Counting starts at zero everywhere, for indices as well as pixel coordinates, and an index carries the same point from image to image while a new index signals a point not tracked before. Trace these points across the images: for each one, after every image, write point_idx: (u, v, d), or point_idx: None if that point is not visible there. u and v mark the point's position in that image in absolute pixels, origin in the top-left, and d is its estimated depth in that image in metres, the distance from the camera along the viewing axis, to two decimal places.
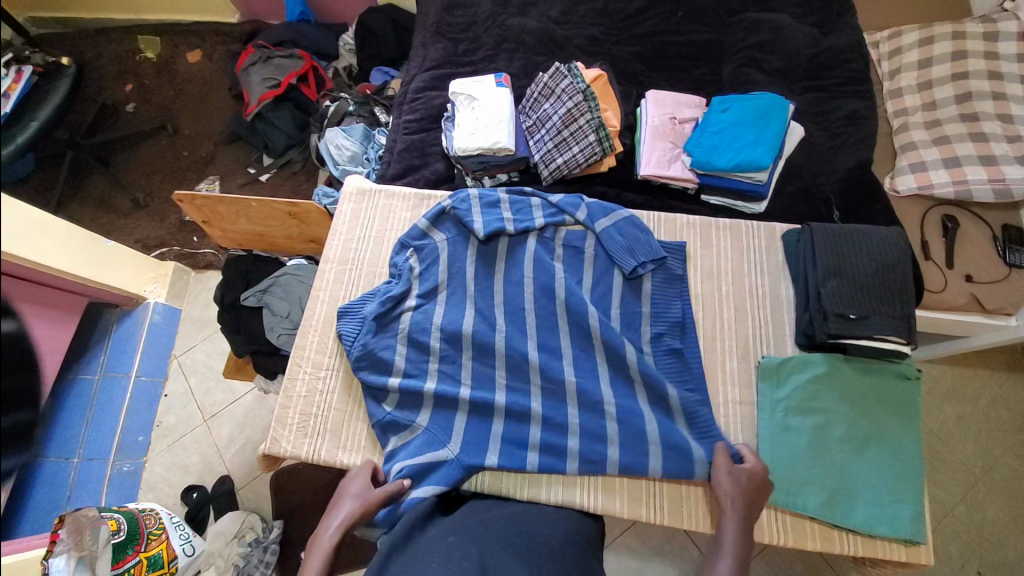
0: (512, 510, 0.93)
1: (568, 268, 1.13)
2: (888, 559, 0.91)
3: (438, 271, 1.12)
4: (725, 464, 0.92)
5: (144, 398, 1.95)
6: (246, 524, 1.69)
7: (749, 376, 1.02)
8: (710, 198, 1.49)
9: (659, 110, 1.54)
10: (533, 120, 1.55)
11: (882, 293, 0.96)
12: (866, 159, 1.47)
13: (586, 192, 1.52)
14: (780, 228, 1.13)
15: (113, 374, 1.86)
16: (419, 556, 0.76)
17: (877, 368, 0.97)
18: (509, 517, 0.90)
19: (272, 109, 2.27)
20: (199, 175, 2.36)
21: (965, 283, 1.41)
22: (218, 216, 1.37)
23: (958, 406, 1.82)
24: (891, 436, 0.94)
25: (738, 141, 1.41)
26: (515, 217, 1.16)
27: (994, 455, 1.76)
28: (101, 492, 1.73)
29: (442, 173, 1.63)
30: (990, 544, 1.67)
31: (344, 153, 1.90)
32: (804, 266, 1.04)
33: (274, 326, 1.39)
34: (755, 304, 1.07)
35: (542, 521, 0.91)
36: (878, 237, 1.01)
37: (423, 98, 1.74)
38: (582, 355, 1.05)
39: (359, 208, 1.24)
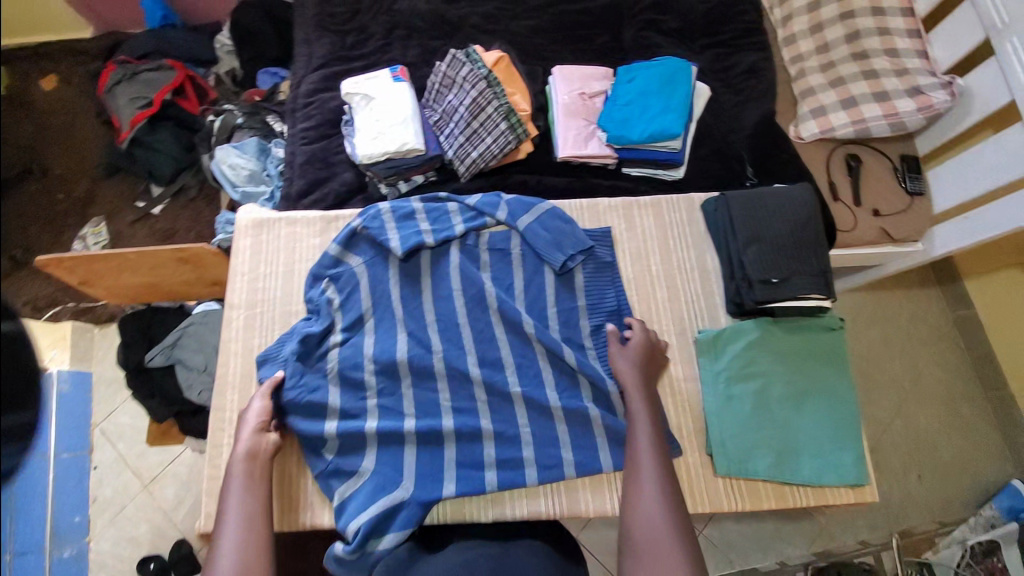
0: (490, 549, 0.88)
1: (498, 273, 1.07)
2: (837, 502, 0.96)
3: (362, 300, 1.03)
4: (616, 343, 0.98)
5: (71, 476, 1.73)
6: None
7: (690, 352, 1.02)
8: (631, 170, 1.47)
9: (567, 86, 1.49)
10: (439, 114, 1.45)
11: (800, 253, 0.98)
12: (770, 112, 1.50)
13: (507, 183, 1.45)
14: (699, 197, 1.13)
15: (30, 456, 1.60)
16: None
17: (806, 325, 1.00)
18: (491, 556, 0.85)
19: (148, 133, 2.03)
20: (80, 219, 2.11)
21: (874, 218, 1.49)
22: (97, 273, 1.20)
23: (882, 328, 1.95)
24: (827, 387, 0.98)
25: (649, 111, 1.40)
26: (433, 227, 1.09)
27: (919, 368, 1.91)
28: None
29: (352, 183, 1.51)
30: (923, 447, 1.83)
31: (241, 173, 1.73)
32: (726, 234, 1.05)
33: (193, 383, 1.26)
34: (686, 279, 1.07)
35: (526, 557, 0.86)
36: (790, 196, 1.02)
37: (317, 102, 1.60)
38: (525, 361, 1.02)
39: (258, 241, 1.12)
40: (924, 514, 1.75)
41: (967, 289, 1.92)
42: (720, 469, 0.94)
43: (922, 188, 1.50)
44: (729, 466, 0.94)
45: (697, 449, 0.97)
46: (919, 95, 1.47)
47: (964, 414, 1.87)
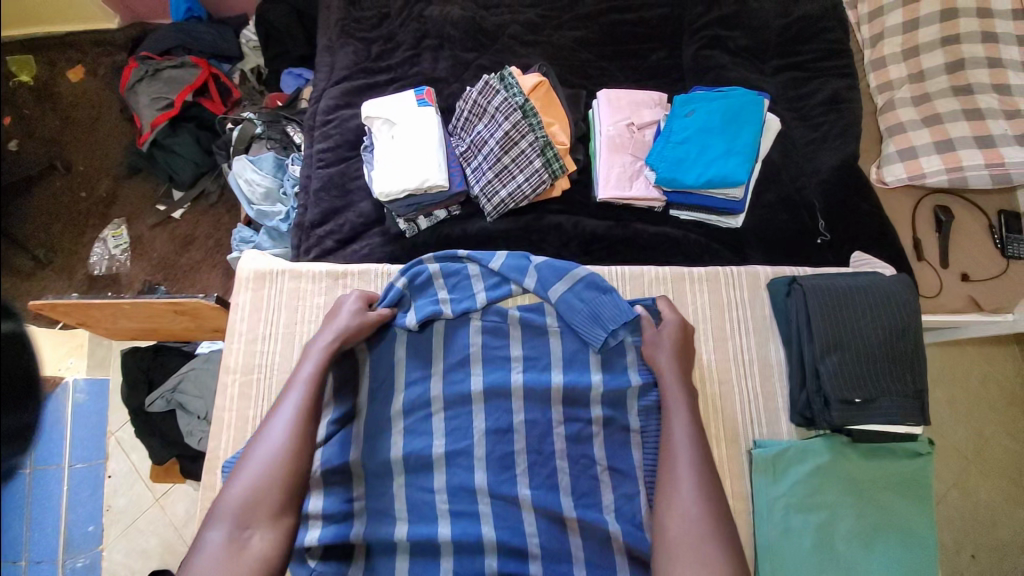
0: None
1: (532, 349, 0.94)
2: None
3: (361, 388, 0.93)
4: (649, 325, 0.91)
5: (85, 486, 1.68)
6: None
7: (740, 468, 0.86)
8: (680, 215, 1.30)
9: (614, 117, 1.31)
10: (467, 145, 1.30)
11: (890, 367, 0.82)
12: (851, 156, 1.29)
13: (539, 225, 1.30)
14: (765, 274, 0.96)
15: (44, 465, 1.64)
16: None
17: (885, 449, 0.84)
18: None
19: (169, 136, 1.93)
20: (102, 220, 2.05)
21: (962, 284, 1.27)
22: (94, 317, 1.14)
23: (945, 387, 1.73)
24: (903, 525, 0.82)
25: (708, 153, 1.20)
26: (452, 296, 0.98)
27: (985, 436, 1.68)
28: None
29: (370, 214, 1.39)
30: (981, 525, 1.63)
31: (256, 190, 1.62)
32: (797, 330, 0.88)
33: (193, 430, 1.20)
34: (741, 376, 0.90)
35: None
36: (880, 293, 0.85)
37: (337, 120, 1.46)
38: (541, 458, 0.89)
39: (260, 297, 1.02)
40: None
41: None
42: None
43: None
44: None
45: None
46: None
47: None
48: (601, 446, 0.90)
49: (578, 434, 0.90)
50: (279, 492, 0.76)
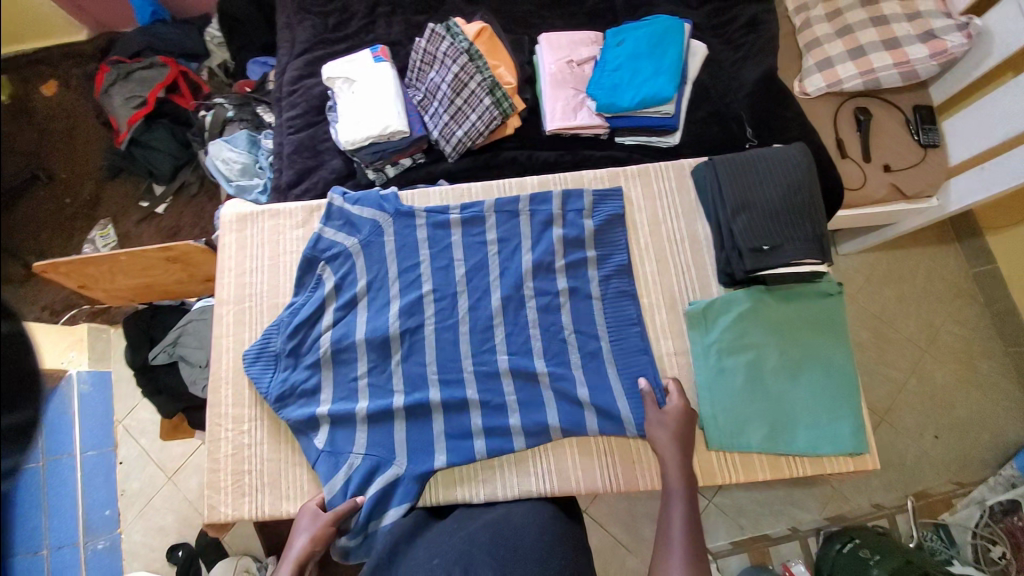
0: (500, 512, 0.91)
1: (503, 235, 1.07)
2: (836, 470, 0.94)
3: (357, 281, 1.06)
4: (652, 405, 0.93)
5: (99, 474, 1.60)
6: (240, 568, 1.44)
7: (680, 325, 1.00)
8: (625, 139, 1.40)
9: (554, 54, 1.42)
10: (423, 93, 1.41)
11: (793, 218, 0.95)
12: (773, 67, 1.42)
13: (496, 161, 1.41)
14: (689, 164, 1.08)
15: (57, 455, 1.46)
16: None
17: (802, 293, 0.96)
18: (494, 521, 0.88)
19: (145, 132, 1.94)
20: (88, 222, 2.02)
21: (885, 173, 1.40)
22: (93, 277, 1.26)
23: (896, 287, 1.75)
24: (822, 356, 0.95)
25: (639, 75, 1.32)
26: (428, 208, 1.10)
27: (935, 325, 1.72)
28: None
29: (340, 170, 1.49)
30: (939, 405, 1.66)
31: (233, 167, 1.71)
32: (717, 202, 1.00)
33: (196, 379, 1.27)
34: (676, 249, 1.04)
35: (527, 520, 0.88)
36: (782, 159, 0.99)
37: (301, 89, 1.56)
38: (518, 329, 1.01)
39: (242, 236, 1.13)
40: (941, 473, 1.59)
41: (989, 244, 1.71)
42: (711, 442, 0.92)
43: (939, 139, 1.41)
44: (722, 438, 0.92)
45: None
46: (931, 41, 1.38)
47: (983, 370, 1.69)
48: (568, 314, 1.01)
49: (543, 317, 1.01)
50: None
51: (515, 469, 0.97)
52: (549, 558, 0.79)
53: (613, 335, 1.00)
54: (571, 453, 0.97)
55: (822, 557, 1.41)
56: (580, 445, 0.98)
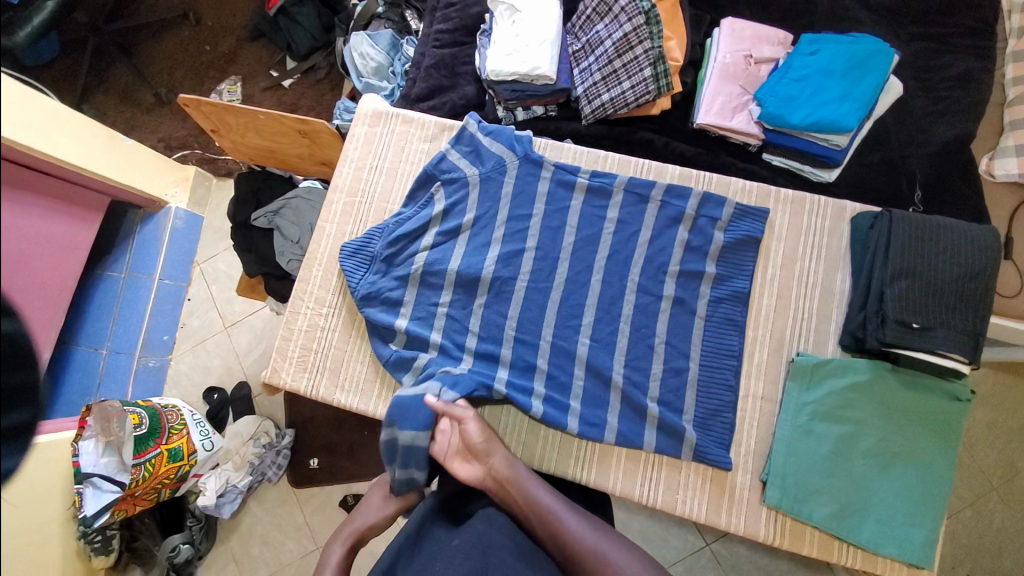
0: None
1: (624, 217, 1.01)
2: (886, 574, 0.88)
3: (466, 214, 1.04)
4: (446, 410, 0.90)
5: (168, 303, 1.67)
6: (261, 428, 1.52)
7: (777, 371, 0.95)
8: (773, 159, 1.29)
9: (733, 45, 1.28)
10: (581, 45, 1.33)
11: (957, 303, 0.86)
12: (968, 133, 1.24)
13: (630, 138, 1.33)
14: (851, 208, 0.99)
15: (138, 275, 1.59)
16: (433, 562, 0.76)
17: (928, 386, 0.88)
18: None
19: (295, 4, 1.83)
20: (220, 75, 1.92)
21: None
22: (226, 126, 1.32)
23: (990, 412, 1.51)
24: (922, 458, 0.87)
25: (821, 96, 1.19)
26: (557, 163, 1.05)
27: (1018, 469, 1.47)
28: (128, 383, 1.56)
29: (471, 98, 1.44)
30: (985, 547, 1.44)
31: (368, 63, 1.62)
32: (871, 258, 0.92)
33: (285, 251, 1.32)
34: (801, 293, 0.97)
35: None
36: (964, 238, 0.89)
37: (459, 5, 1.49)
38: (608, 318, 0.98)
39: (373, 132, 1.14)
40: None
41: None
42: (769, 500, 0.89)
43: None
44: (780, 499, 0.88)
45: (750, 470, 0.92)
46: None
47: None
48: (665, 322, 0.97)
49: (636, 316, 0.97)
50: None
51: (557, 442, 0.96)
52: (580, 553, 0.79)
53: (704, 359, 0.95)
54: (618, 452, 0.95)
55: None
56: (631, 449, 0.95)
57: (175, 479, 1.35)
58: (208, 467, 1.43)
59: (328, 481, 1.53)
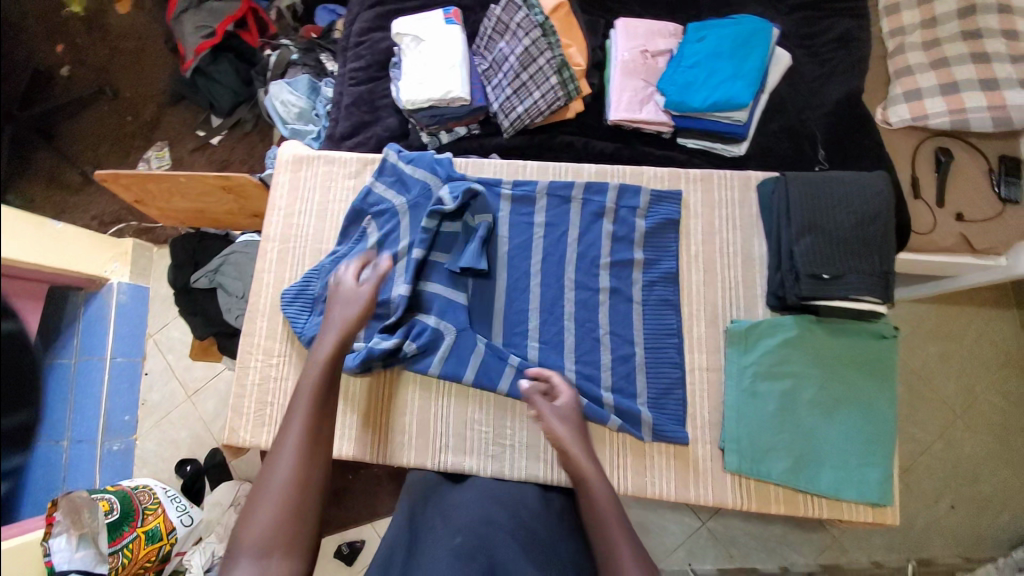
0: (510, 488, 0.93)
1: (552, 219, 1.05)
2: (853, 518, 0.93)
3: (400, 242, 1.04)
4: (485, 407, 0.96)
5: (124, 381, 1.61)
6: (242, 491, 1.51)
7: (716, 341, 0.99)
8: (687, 142, 1.36)
9: (630, 43, 1.36)
10: (489, 63, 1.38)
11: (859, 249, 0.94)
12: (856, 90, 1.33)
13: (552, 143, 1.38)
14: (756, 177, 1.05)
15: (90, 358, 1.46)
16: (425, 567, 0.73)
17: (852, 330, 0.94)
18: (513, 496, 0.90)
19: (210, 62, 1.79)
20: (146, 142, 1.90)
21: (956, 222, 1.23)
22: (150, 194, 1.31)
23: (941, 345, 1.58)
24: (863, 399, 0.92)
25: (716, 77, 1.26)
26: (481, 180, 1.08)
27: (975, 392, 1.54)
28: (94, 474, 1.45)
29: (395, 129, 1.45)
30: (961, 473, 1.50)
31: (291, 110, 1.63)
32: (779, 221, 0.99)
33: (231, 308, 1.31)
34: (725, 264, 1.02)
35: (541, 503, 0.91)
36: (857, 188, 0.97)
37: (369, 42, 1.51)
38: (552, 318, 1.01)
39: (297, 177, 1.15)
40: (951, 547, 1.45)
41: None
42: (730, 466, 0.92)
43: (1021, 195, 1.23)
44: (740, 463, 0.92)
45: (708, 440, 0.95)
46: None
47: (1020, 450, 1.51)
48: (605, 313, 1.00)
49: (579, 312, 1.00)
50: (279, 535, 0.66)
51: (526, 448, 0.99)
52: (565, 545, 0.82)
53: (648, 340, 0.99)
54: (584, 446, 0.97)
55: None
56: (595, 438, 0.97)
57: (157, 560, 1.31)
58: (191, 543, 1.40)
59: (321, 533, 1.45)
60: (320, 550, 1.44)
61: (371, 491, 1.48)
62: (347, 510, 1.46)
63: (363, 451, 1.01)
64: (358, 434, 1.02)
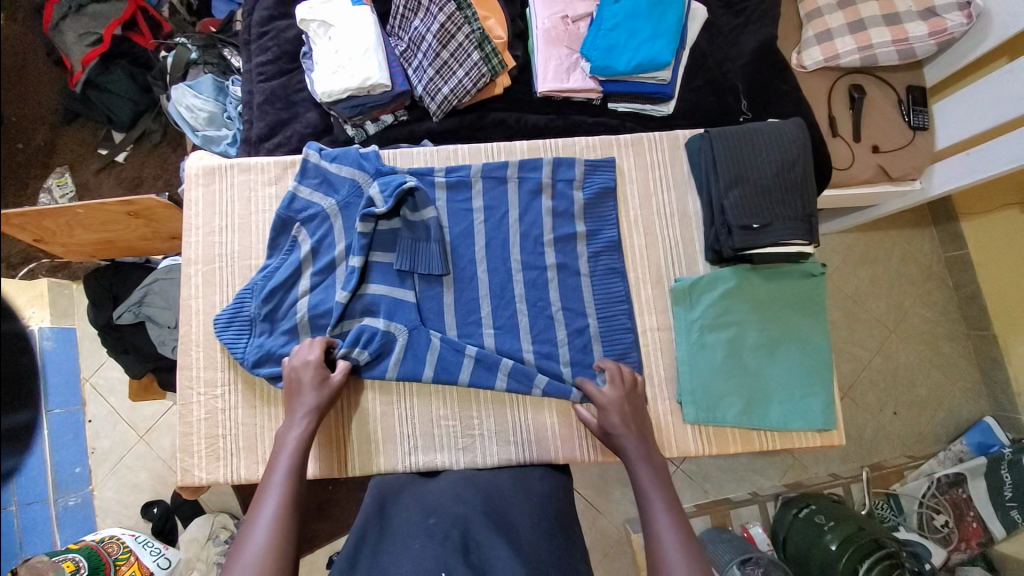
0: (483, 477, 0.94)
1: (490, 202, 1.03)
2: (803, 445, 0.99)
3: (335, 247, 1.00)
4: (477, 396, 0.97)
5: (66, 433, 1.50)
6: (217, 523, 1.43)
7: (664, 301, 1.02)
8: (617, 105, 1.36)
9: (548, 9, 1.33)
10: (406, 44, 1.31)
11: (783, 196, 0.97)
12: (772, 36, 1.35)
13: (483, 122, 1.35)
14: (683, 135, 1.07)
15: None
16: (399, 545, 0.77)
17: (786, 273, 0.99)
18: (486, 486, 0.91)
19: (101, 73, 1.62)
20: (43, 170, 1.71)
21: (873, 154, 1.30)
22: (48, 231, 1.20)
23: (872, 269, 1.68)
24: (800, 335, 0.98)
25: (636, 37, 1.26)
26: (411, 170, 1.04)
27: (905, 308, 1.66)
28: (52, 532, 1.42)
29: (317, 124, 1.37)
30: (900, 383, 1.63)
31: (199, 115, 1.50)
32: (708, 177, 1.01)
33: (165, 340, 1.22)
34: (664, 225, 1.04)
35: (515, 487, 0.92)
36: (776, 135, 1.00)
37: (273, 32, 1.41)
38: (503, 302, 1.00)
39: (211, 191, 1.07)
40: (897, 449, 1.59)
41: (963, 229, 1.63)
42: (688, 418, 0.96)
43: (928, 122, 1.31)
44: (697, 414, 0.96)
45: (667, 397, 0.99)
46: (933, 18, 1.26)
47: (947, 353, 1.65)
48: (556, 289, 1.00)
49: (530, 292, 1.00)
50: (272, 559, 0.72)
51: (495, 435, 0.99)
52: (542, 524, 0.84)
53: (601, 310, 1.00)
54: (550, 423, 0.99)
55: (779, 521, 1.39)
56: (561, 413, 0.99)
57: None
58: None
59: (308, 548, 1.42)
60: (310, 564, 1.43)
61: (353, 497, 1.46)
62: (330, 521, 1.44)
63: (331, 466, 0.98)
64: (318, 454, 0.98)
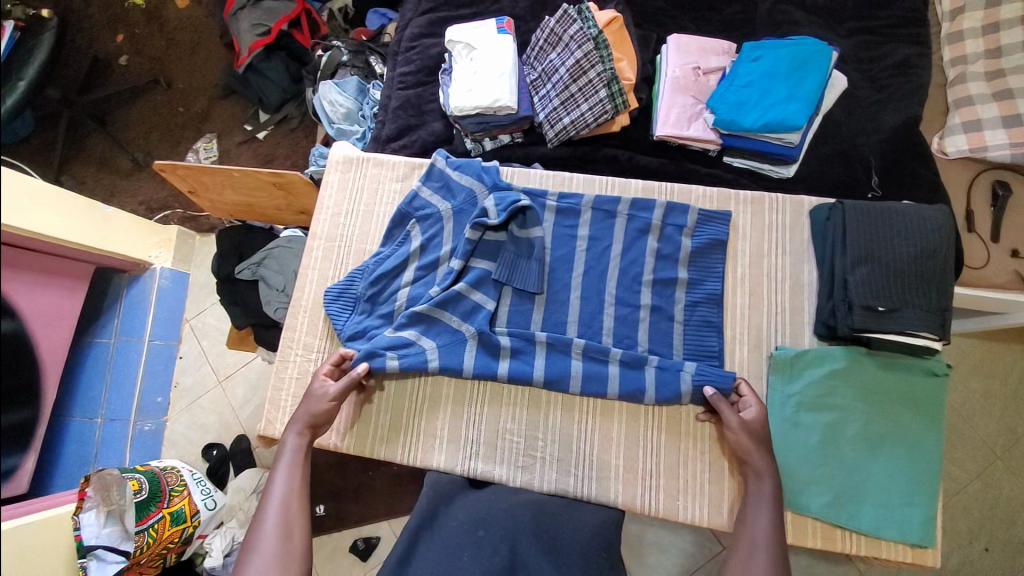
0: (537, 498, 0.93)
1: (595, 233, 1.05)
2: (890, 557, 0.89)
3: (441, 246, 1.06)
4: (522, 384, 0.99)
5: (160, 363, 1.64)
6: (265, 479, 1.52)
7: (760, 366, 0.97)
8: (733, 161, 1.35)
9: (682, 59, 1.35)
10: (539, 73, 1.38)
11: (916, 284, 0.92)
12: (915, 117, 1.29)
13: (596, 156, 1.38)
14: (809, 202, 1.05)
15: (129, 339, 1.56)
16: (446, 547, 0.81)
17: (905, 364, 0.93)
18: (540, 509, 0.90)
19: (263, 60, 1.85)
20: (196, 133, 1.94)
21: (1013, 258, 1.18)
22: (203, 185, 1.36)
23: (984, 381, 1.51)
24: (910, 437, 0.90)
25: (770, 98, 1.25)
26: (529, 191, 1.08)
27: (1018, 433, 1.47)
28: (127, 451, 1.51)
29: (440, 133, 1.47)
30: (1000, 515, 1.43)
31: (338, 110, 1.66)
32: (834, 249, 0.98)
33: (271, 300, 1.34)
34: (772, 289, 1.01)
35: (568, 515, 0.91)
36: (917, 220, 0.95)
37: (419, 47, 1.54)
38: (590, 333, 1.00)
39: (346, 177, 1.18)
40: None
41: None
42: None
43: None
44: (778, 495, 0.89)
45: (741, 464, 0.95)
46: None
47: None
48: (645, 330, 0.99)
49: (619, 328, 1.00)
50: (277, 537, 0.82)
51: (556, 458, 0.99)
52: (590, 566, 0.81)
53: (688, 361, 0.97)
54: (614, 463, 0.97)
55: None
56: (629, 459, 0.97)
57: (180, 542, 1.30)
58: (212, 527, 1.39)
59: (336, 528, 1.46)
60: (336, 542, 1.46)
61: (390, 488, 1.49)
62: (366, 506, 1.48)
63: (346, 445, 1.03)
64: (358, 433, 1.03)
